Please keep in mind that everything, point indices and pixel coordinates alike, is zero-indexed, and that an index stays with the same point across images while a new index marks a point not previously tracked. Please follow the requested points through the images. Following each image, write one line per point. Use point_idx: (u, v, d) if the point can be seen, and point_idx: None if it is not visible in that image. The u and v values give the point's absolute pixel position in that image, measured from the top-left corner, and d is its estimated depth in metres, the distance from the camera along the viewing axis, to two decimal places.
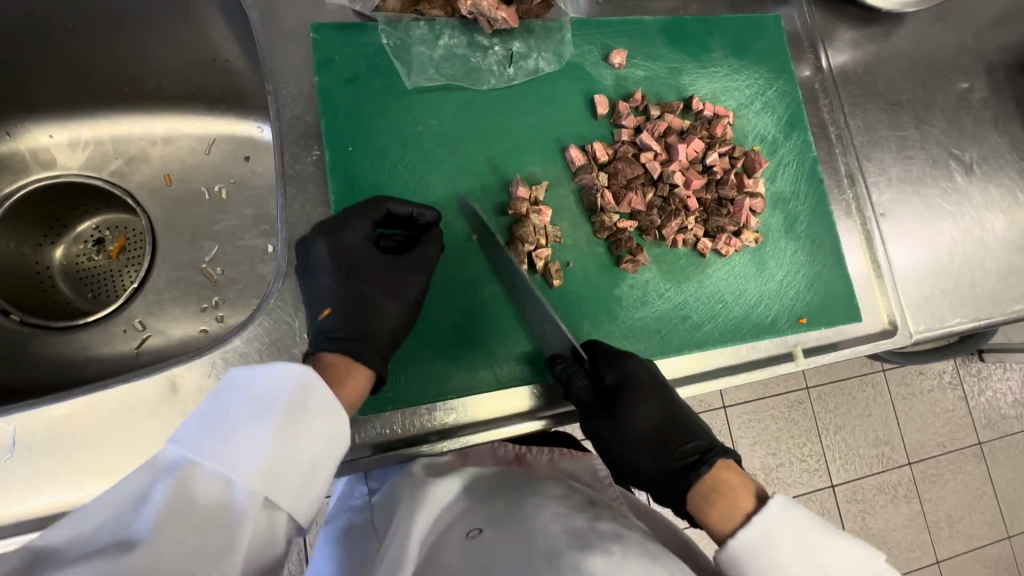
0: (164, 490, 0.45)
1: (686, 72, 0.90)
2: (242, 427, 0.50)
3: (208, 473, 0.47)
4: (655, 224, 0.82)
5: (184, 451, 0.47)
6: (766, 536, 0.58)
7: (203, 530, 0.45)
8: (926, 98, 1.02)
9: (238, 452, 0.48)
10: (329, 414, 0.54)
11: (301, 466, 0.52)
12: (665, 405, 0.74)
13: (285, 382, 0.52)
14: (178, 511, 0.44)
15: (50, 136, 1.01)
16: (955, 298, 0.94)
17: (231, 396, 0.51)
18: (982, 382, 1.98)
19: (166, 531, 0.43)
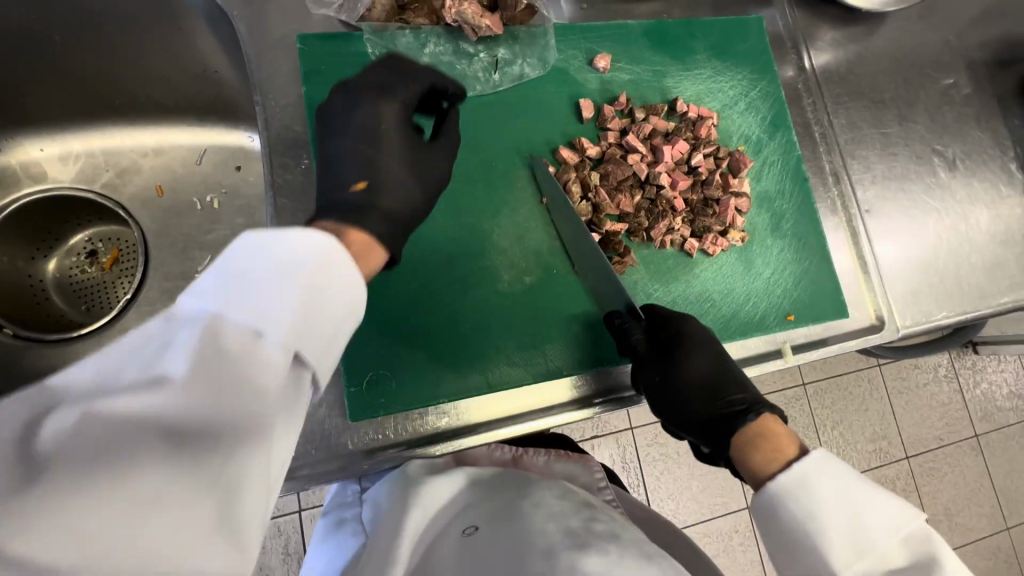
0: (190, 337, 0.37)
1: (670, 74, 0.91)
2: (266, 281, 0.42)
3: (235, 325, 0.39)
4: (643, 226, 0.83)
5: (207, 304, 0.40)
6: (801, 483, 0.59)
7: (234, 382, 0.38)
8: (909, 96, 1.04)
9: (266, 300, 0.41)
10: (352, 281, 0.47)
11: (329, 333, 0.45)
12: (713, 358, 0.76)
13: (313, 248, 0.45)
14: (211, 360, 0.37)
15: (41, 149, 1.02)
16: (941, 292, 0.95)
17: (256, 251, 0.43)
18: (977, 374, 2.00)
19: (199, 378, 0.37)
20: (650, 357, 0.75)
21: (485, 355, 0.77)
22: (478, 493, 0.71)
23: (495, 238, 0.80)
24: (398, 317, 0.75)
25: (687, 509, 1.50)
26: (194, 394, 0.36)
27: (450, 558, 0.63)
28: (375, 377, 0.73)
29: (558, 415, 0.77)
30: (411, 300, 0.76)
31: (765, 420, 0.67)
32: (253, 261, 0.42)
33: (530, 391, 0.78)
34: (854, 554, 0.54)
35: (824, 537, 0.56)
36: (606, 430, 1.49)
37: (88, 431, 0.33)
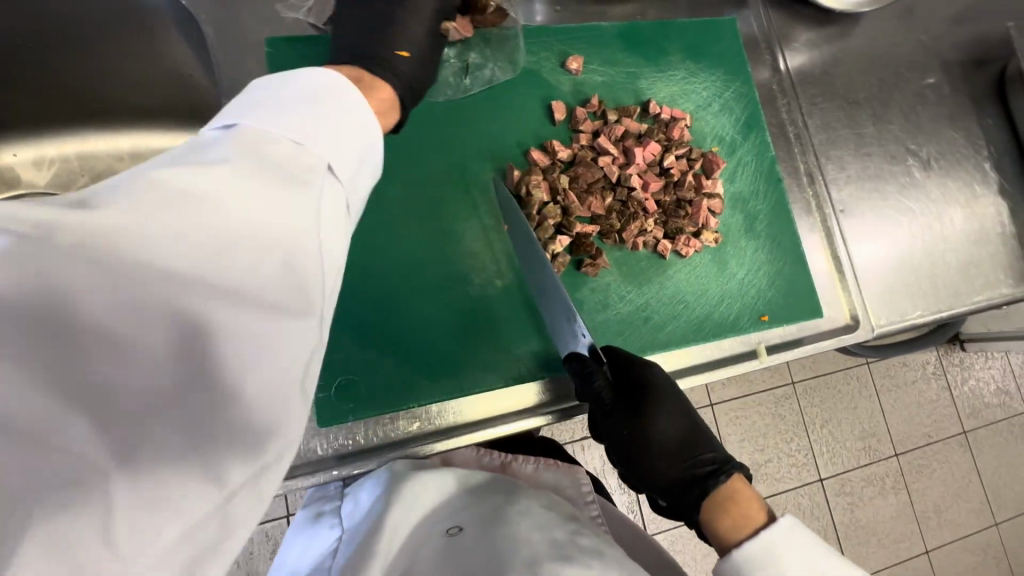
0: (230, 140, 0.39)
1: (643, 76, 0.91)
2: (288, 103, 0.45)
3: (270, 133, 0.42)
4: (615, 228, 0.83)
5: (235, 121, 0.42)
6: (770, 552, 0.59)
7: (282, 167, 0.40)
8: (884, 96, 1.05)
9: (292, 114, 0.44)
10: (367, 116, 0.50)
11: (353, 151, 0.48)
12: (682, 412, 0.75)
13: (319, 79, 0.49)
14: (252, 150, 0.39)
15: (13, 155, 1.00)
16: (918, 291, 0.96)
17: (272, 84, 0.46)
18: (964, 371, 2.01)
19: (249, 164, 0.38)
20: (617, 408, 0.73)
21: (455, 360, 0.77)
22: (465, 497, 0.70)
23: (464, 242, 0.80)
24: (367, 324, 0.75)
25: None
26: (247, 172, 0.38)
27: (433, 558, 0.61)
28: (343, 383, 0.73)
29: (529, 420, 0.78)
30: (382, 305, 0.76)
31: (733, 482, 0.67)
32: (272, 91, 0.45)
33: (505, 394, 0.78)
34: None
35: None
36: None
37: (162, 184, 0.34)
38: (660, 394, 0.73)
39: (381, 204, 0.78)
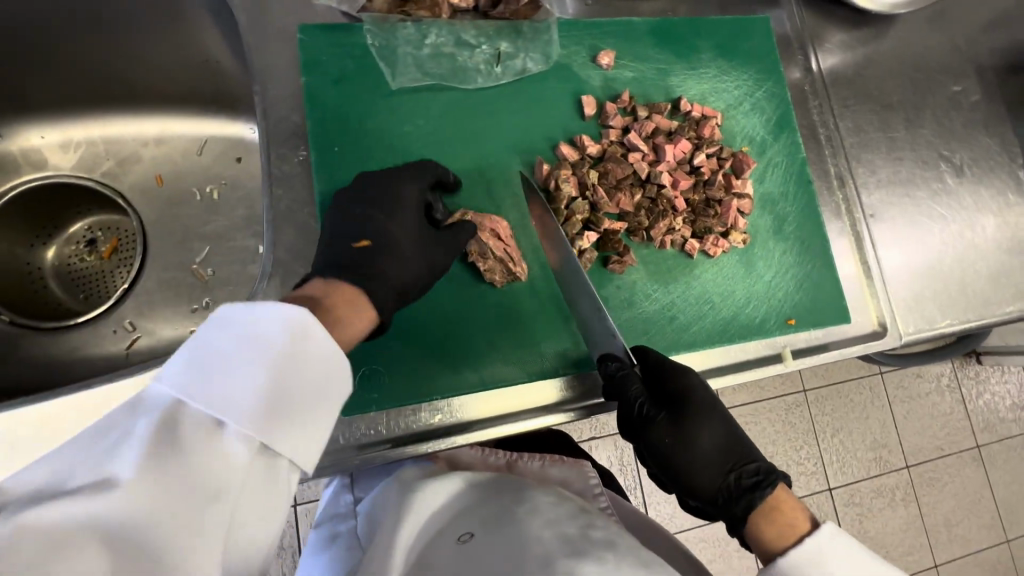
0: (147, 430, 0.42)
1: (675, 73, 0.90)
2: (233, 370, 0.47)
3: (195, 414, 0.44)
4: (643, 225, 0.82)
5: (170, 391, 0.45)
6: (815, 561, 0.61)
7: (201, 468, 0.43)
8: (917, 100, 1.02)
9: (232, 392, 0.46)
10: (329, 352, 0.52)
11: (303, 403, 0.50)
12: (722, 420, 0.74)
13: (280, 326, 0.49)
14: (165, 454, 0.41)
15: (41, 136, 1.01)
16: (946, 299, 0.94)
17: (229, 328, 0.49)
18: (980, 384, 1.98)
19: (154, 470, 0.41)
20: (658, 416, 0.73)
21: (478, 353, 0.76)
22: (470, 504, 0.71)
23: None
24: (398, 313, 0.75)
25: (683, 513, 1.50)
26: (146, 490, 0.40)
27: (448, 561, 0.62)
28: (367, 372, 0.73)
29: (541, 419, 0.76)
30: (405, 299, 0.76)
31: (777, 493, 0.68)
32: (221, 343, 0.47)
33: (518, 392, 0.76)
34: None
35: None
36: (603, 431, 1.48)
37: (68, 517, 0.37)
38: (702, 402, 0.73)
39: None
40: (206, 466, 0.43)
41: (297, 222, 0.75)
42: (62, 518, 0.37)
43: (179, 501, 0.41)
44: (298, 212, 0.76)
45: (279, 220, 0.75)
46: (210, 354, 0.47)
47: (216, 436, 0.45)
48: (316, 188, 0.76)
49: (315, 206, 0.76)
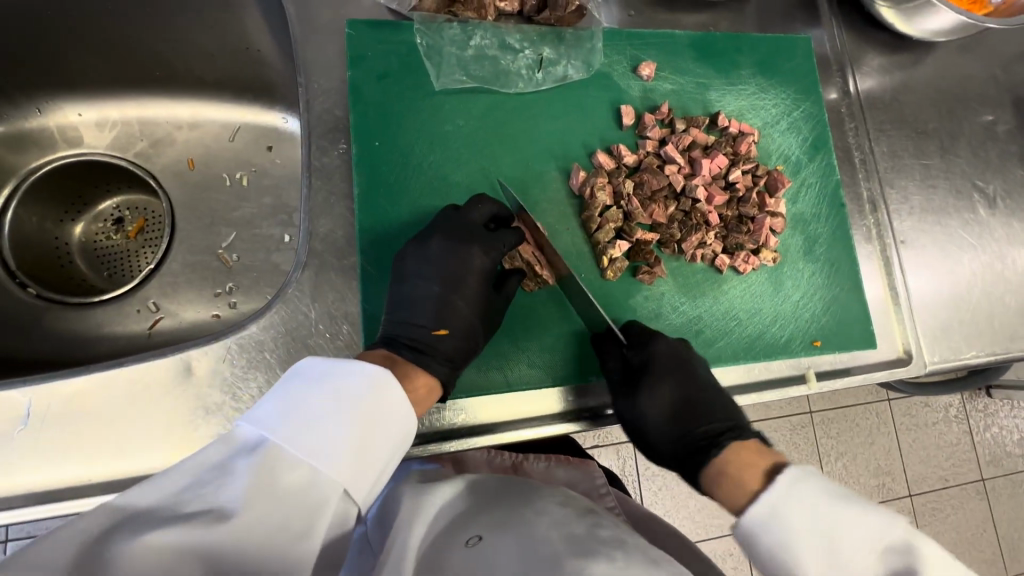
0: (248, 468, 0.49)
1: (713, 88, 0.90)
2: (323, 421, 0.54)
3: (290, 456, 0.51)
4: (675, 238, 0.82)
5: (267, 435, 0.52)
6: (771, 514, 0.61)
7: (290, 506, 0.50)
8: (952, 128, 1.02)
9: (320, 442, 0.53)
10: (403, 411, 0.60)
11: (382, 454, 0.58)
12: (688, 381, 0.76)
13: (365, 383, 0.58)
14: (262, 490, 0.48)
15: (79, 114, 1.03)
16: (972, 330, 0.93)
17: (320, 384, 0.56)
18: (988, 417, 1.96)
19: (253, 503, 0.47)
20: (625, 390, 0.76)
21: (504, 355, 0.77)
22: (475, 502, 0.70)
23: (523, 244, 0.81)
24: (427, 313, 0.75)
25: (685, 528, 1.49)
26: (245, 521, 0.47)
27: (458, 566, 0.59)
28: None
29: (550, 428, 0.75)
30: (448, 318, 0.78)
31: (730, 453, 0.69)
32: (314, 396, 0.55)
33: (525, 399, 0.76)
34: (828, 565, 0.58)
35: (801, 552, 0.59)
36: (607, 441, 1.49)
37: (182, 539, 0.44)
38: (660, 368, 0.74)
39: (449, 194, 0.80)
40: (293, 501, 0.50)
41: (333, 215, 0.75)
42: (178, 541, 0.44)
43: (268, 532, 0.48)
44: (334, 205, 0.76)
45: (314, 211, 0.75)
46: (308, 408, 0.54)
47: (306, 476, 0.52)
48: (354, 181, 0.77)
49: (352, 199, 0.77)
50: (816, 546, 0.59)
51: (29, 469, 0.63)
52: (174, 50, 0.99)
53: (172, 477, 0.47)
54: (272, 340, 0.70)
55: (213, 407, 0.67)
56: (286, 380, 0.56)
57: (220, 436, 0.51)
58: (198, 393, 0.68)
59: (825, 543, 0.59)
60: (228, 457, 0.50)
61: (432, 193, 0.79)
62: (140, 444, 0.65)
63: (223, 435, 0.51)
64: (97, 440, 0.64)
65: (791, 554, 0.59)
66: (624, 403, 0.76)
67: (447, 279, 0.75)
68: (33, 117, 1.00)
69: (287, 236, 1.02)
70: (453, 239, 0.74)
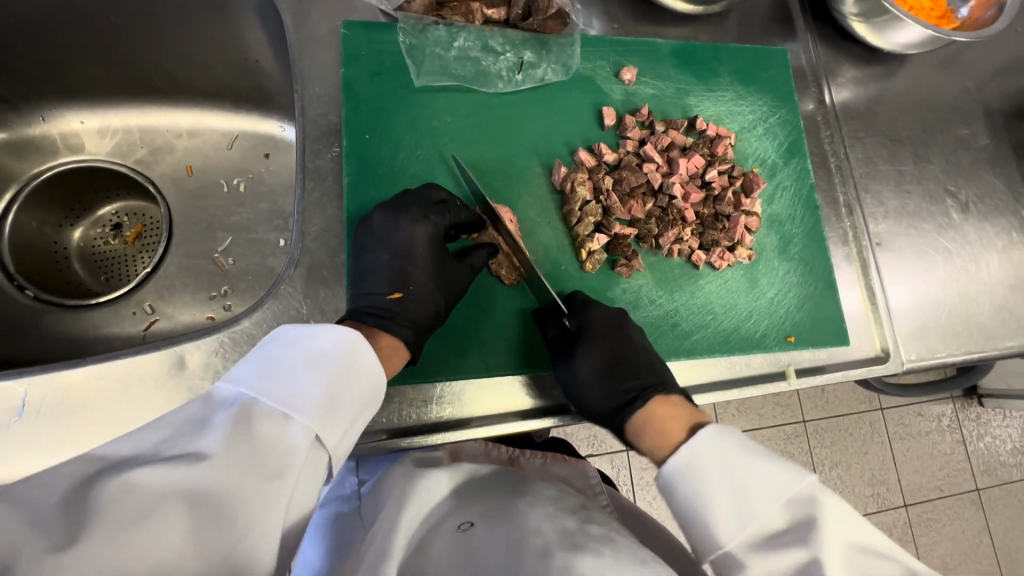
0: (226, 417, 0.51)
1: (692, 93, 0.94)
2: (295, 373, 0.57)
3: (266, 407, 0.54)
4: (653, 233, 0.86)
5: (243, 391, 0.54)
6: (690, 463, 0.63)
7: (266, 451, 0.51)
8: (926, 137, 1.06)
9: (295, 392, 0.56)
10: (372, 370, 0.64)
11: (352, 409, 0.60)
12: (617, 343, 0.77)
13: (337, 342, 0.62)
14: (240, 436, 0.50)
15: (81, 122, 1.06)
16: (949, 330, 0.95)
17: (293, 345, 0.60)
18: (981, 427, 1.97)
19: (229, 448, 0.49)
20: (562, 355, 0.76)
21: (486, 343, 0.79)
22: (468, 492, 0.73)
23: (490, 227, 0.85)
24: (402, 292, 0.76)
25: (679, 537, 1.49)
26: (225, 464, 0.48)
27: (444, 549, 0.62)
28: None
29: (529, 422, 0.77)
30: None
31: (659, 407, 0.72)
32: (287, 353, 0.59)
33: (502, 394, 0.78)
34: (738, 520, 0.59)
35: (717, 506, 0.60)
36: (600, 448, 1.50)
37: (160, 482, 0.45)
38: (594, 333, 0.76)
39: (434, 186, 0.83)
40: (268, 450, 0.51)
41: (325, 215, 0.78)
42: (161, 480, 0.45)
43: (246, 476, 0.48)
44: (326, 205, 0.79)
45: (307, 211, 0.78)
46: (281, 365, 0.57)
47: (279, 425, 0.53)
48: (344, 171, 0.80)
49: (342, 199, 0.79)
50: (728, 495, 0.60)
51: (22, 460, 0.64)
52: (176, 60, 1.02)
53: (151, 429, 0.48)
54: (265, 334, 0.72)
55: None
56: (262, 345, 0.60)
57: (199, 396, 0.53)
58: (189, 385, 0.69)
59: (734, 495, 0.60)
60: (206, 413, 0.51)
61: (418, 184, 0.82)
62: None
63: (202, 395, 0.53)
64: (89, 431, 0.66)
65: (701, 501, 0.61)
66: (560, 367, 0.76)
67: (416, 270, 0.78)
68: (36, 125, 1.03)
69: (283, 240, 1.05)
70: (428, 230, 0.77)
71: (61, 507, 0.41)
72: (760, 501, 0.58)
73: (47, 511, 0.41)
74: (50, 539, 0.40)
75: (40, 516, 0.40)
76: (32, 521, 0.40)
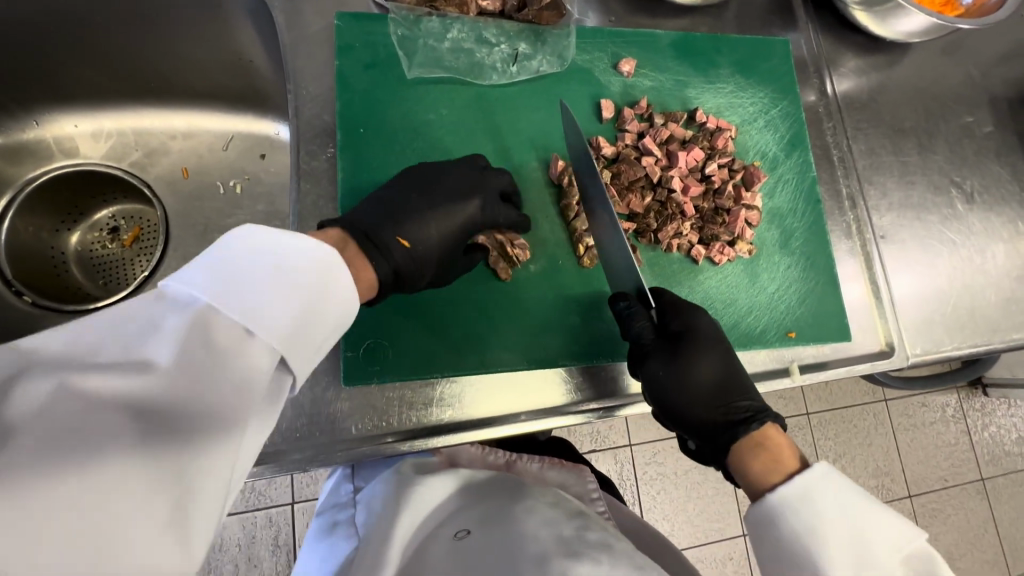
0: (178, 327, 0.43)
1: (692, 85, 0.93)
2: (260, 284, 0.49)
3: (224, 317, 0.45)
4: (652, 227, 0.84)
5: (197, 295, 0.45)
6: (802, 499, 0.62)
7: (227, 366, 0.44)
8: (930, 127, 1.04)
9: (259, 304, 0.47)
10: (350, 299, 0.56)
11: (324, 331, 0.53)
12: (726, 360, 0.78)
13: (312, 260, 0.53)
14: (196, 355, 0.43)
15: (75, 126, 1.05)
16: (954, 323, 0.94)
17: (259, 254, 0.50)
18: (986, 416, 1.96)
19: (183, 367, 0.42)
20: (661, 353, 0.76)
21: (484, 339, 0.78)
22: (467, 498, 0.73)
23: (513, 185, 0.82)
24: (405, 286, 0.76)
25: (682, 531, 1.50)
26: (177, 377, 0.42)
27: (443, 558, 0.62)
28: (373, 346, 0.74)
29: (556, 420, 0.77)
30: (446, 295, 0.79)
31: (767, 429, 0.71)
32: (251, 262, 0.49)
33: (524, 392, 0.78)
34: (852, 567, 0.57)
35: (828, 550, 0.59)
36: (603, 444, 1.49)
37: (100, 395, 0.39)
38: (701, 340, 0.77)
39: None
40: (228, 368, 0.44)
41: (320, 216, 0.77)
42: (105, 392, 0.39)
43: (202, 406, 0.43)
44: (323, 208, 0.78)
45: (303, 213, 0.77)
46: (244, 271, 0.48)
47: (239, 336, 0.46)
48: (338, 166, 0.79)
49: (337, 200, 0.78)
50: (842, 539, 0.59)
51: None
52: (168, 61, 1.01)
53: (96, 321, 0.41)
54: None
55: None
56: (224, 245, 0.50)
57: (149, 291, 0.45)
58: None
59: (852, 543, 0.59)
60: (155, 313, 0.43)
61: None
62: None
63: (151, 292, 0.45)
64: None
65: (812, 538, 0.60)
66: (656, 365, 0.76)
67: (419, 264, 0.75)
68: (30, 129, 1.02)
69: None
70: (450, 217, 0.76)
71: None
72: (880, 551, 0.57)
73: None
74: None
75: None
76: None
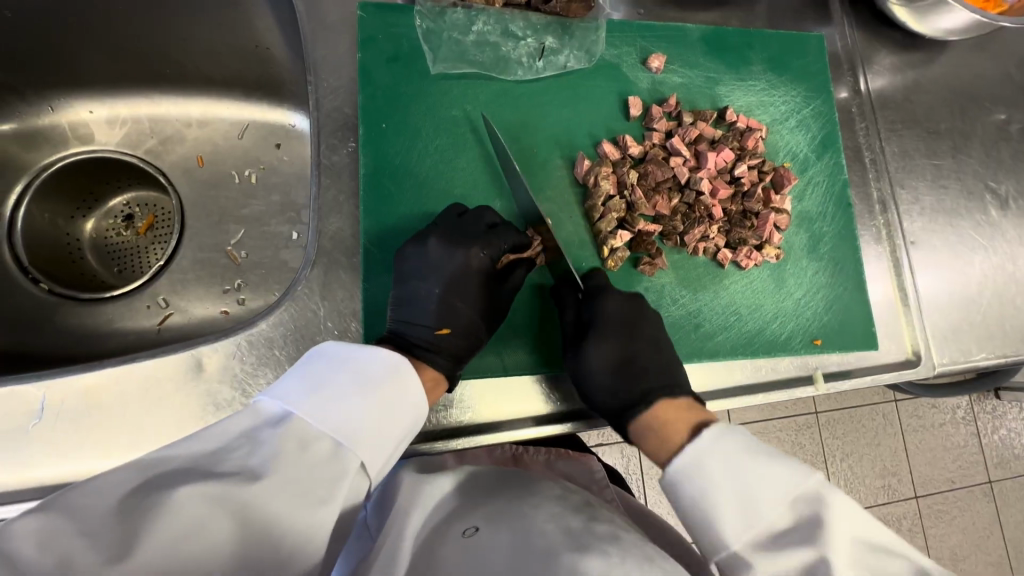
0: (274, 437, 0.52)
1: (722, 82, 0.90)
2: (342, 398, 0.58)
3: (313, 429, 0.54)
4: (678, 230, 0.83)
5: (290, 411, 0.55)
6: (692, 468, 0.61)
7: (316, 473, 0.52)
8: (965, 128, 1.01)
9: (342, 417, 0.57)
10: (418, 397, 0.63)
11: (396, 431, 0.61)
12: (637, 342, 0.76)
13: (383, 367, 0.63)
14: (288, 456, 0.51)
15: (90, 112, 1.04)
16: (982, 332, 0.92)
17: (340, 366, 0.61)
18: (996, 420, 1.94)
19: (280, 466, 0.50)
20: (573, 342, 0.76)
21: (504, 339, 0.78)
22: (474, 493, 0.70)
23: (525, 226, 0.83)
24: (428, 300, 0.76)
25: None
26: (274, 483, 0.49)
27: (452, 555, 0.59)
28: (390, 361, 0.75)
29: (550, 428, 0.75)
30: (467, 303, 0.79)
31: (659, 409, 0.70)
32: (336, 375, 0.59)
33: (519, 398, 0.76)
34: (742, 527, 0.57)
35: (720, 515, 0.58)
36: (611, 440, 1.49)
37: (214, 495, 0.46)
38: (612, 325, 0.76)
39: (450, 179, 0.80)
40: (317, 474, 0.52)
41: (341, 213, 0.76)
42: (215, 496, 0.46)
43: (290, 500, 0.49)
44: (343, 204, 0.76)
45: (323, 209, 0.75)
46: (330, 387, 0.58)
47: (327, 448, 0.54)
48: (359, 161, 0.77)
49: (358, 197, 0.77)
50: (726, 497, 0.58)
51: (47, 464, 0.64)
52: (184, 48, 0.99)
53: (206, 437, 0.50)
54: (282, 338, 0.71)
55: (223, 403, 0.68)
56: (313, 361, 0.61)
57: (246, 408, 0.54)
58: (208, 388, 0.68)
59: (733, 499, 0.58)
60: (253, 428, 0.53)
61: (435, 178, 0.80)
62: (154, 440, 0.66)
63: (249, 408, 0.55)
64: (109, 436, 0.65)
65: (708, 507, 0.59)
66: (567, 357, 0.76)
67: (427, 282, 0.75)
68: (45, 115, 1.01)
69: (295, 233, 1.02)
70: (450, 244, 0.75)
71: (116, 515, 0.43)
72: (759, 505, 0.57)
73: (98, 519, 0.43)
74: (101, 553, 0.41)
75: (93, 525, 0.42)
76: (85, 530, 0.42)
